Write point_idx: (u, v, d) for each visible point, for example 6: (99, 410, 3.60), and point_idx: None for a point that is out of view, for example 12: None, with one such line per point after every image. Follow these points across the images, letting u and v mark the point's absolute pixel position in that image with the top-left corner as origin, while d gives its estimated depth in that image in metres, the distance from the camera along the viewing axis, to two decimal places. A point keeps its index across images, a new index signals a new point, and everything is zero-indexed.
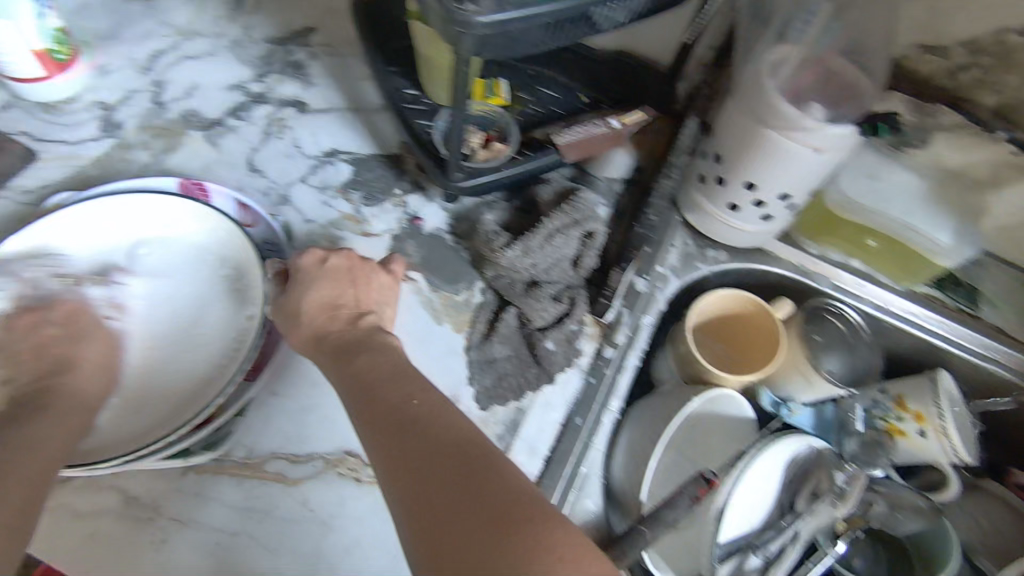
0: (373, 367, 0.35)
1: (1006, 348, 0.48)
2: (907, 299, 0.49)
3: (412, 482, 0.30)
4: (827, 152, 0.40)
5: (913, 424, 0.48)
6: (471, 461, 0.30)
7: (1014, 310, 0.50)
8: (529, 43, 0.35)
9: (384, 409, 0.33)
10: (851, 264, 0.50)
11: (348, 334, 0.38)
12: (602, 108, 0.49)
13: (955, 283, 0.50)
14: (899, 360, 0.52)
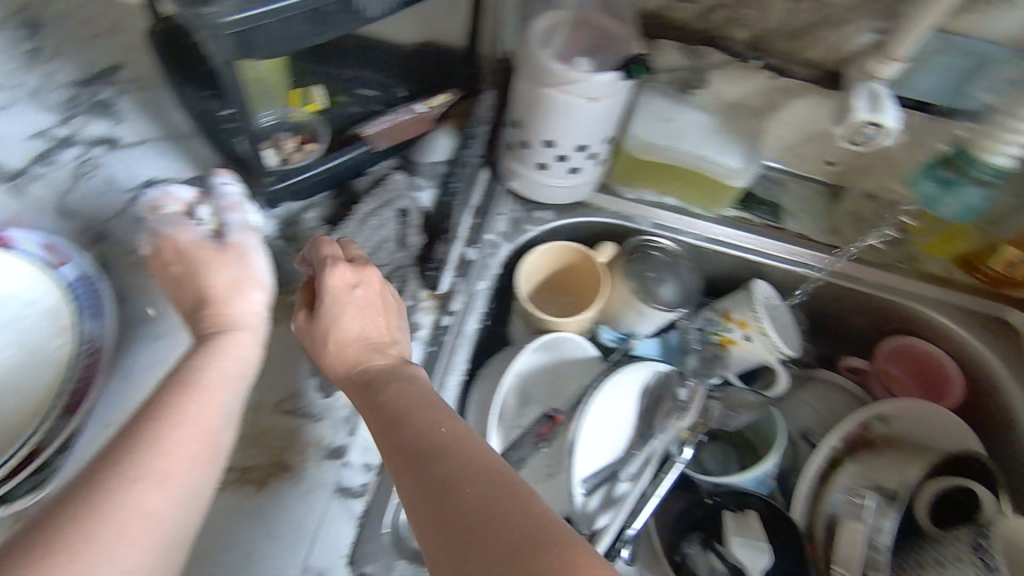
0: (400, 397, 0.38)
1: (812, 252, 0.55)
2: (718, 223, 0.56)
3: (444, 511, 0.30)
4: (602, 98, 0.44)
5: (739, 331, 0.52)
6: (493, 487, 0.30)
7: (812, 218, 0.56)
8: (290, 38, 0.37)
9: (411, 436, 0.35)
10: (665, 202, 0.56)
11: (382, 365, 0.41)
12: (413, 96, 0.52)
13: (758, 203, 0.56)
14: (723, 281, 0.58)
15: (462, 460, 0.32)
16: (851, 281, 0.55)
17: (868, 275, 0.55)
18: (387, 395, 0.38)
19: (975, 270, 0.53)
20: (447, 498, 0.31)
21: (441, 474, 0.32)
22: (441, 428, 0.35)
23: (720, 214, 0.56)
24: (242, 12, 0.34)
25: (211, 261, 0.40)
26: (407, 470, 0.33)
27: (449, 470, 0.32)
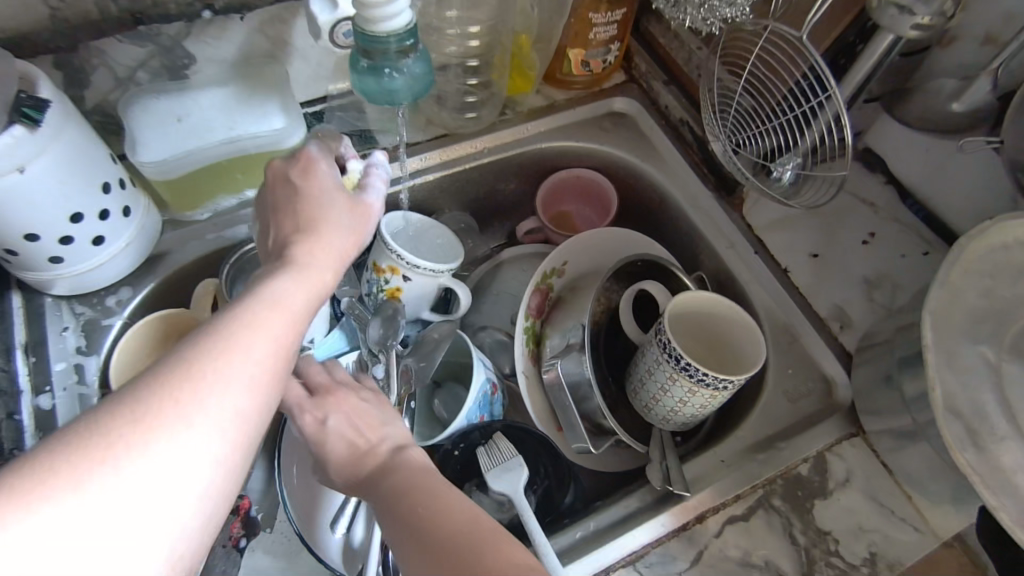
0: (407, 478, 0.46)
1: (509, 153, 0.76)
2: (438, 161, 0.73)
3: (419, 539, 0.41)
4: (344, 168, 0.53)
5: (394, 276, 0.66)
6: (475, 550, 0.39)
7: (504, 135, 0.76)
8: None
9: (410, 514, 0.42)
10: (395, 165, 0.72)
11: (372, 467, 0.49)
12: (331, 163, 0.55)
13: (462, 134, 0.75)
14: (464, 196, 0.77)
15: (438, 504, 0.43)
16: (538, 151, 0.77)
17: (512, 139, 0.76)
18: (390, 476, 0.47)
19: (564, 88, 0.79)
20: (424, 530, 0.41)
21: (420, 511, 0.42)
22: (426, 479, 0.46)
23: (439, 159, 0.73)
24: None
25: (352, 206, 0.48)
26: (404, 513, 0.43)
27: (427, 515, 0.42)
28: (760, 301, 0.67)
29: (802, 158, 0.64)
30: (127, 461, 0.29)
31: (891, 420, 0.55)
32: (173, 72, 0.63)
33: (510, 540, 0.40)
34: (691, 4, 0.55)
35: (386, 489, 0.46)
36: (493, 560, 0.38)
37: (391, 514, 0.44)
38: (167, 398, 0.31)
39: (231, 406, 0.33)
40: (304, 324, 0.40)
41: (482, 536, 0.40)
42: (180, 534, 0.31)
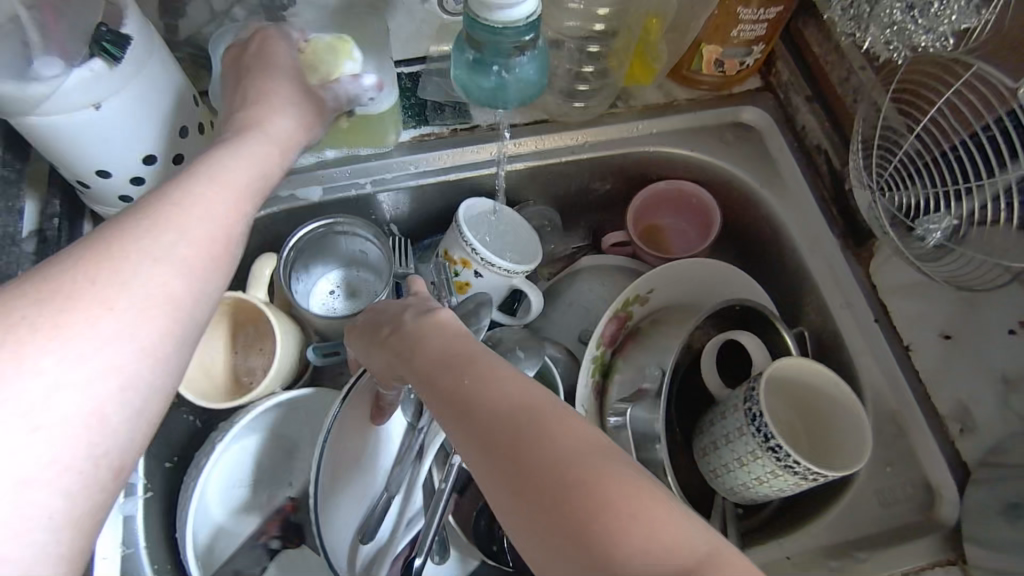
0: (443, 338, 0.40)
1: (612, 150, 0.68)
2: (533, 148, 0.66)
3: (451, 401, 0.35)
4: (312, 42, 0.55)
5: (465, 270, 0.61)
6: (535, 432, 0.32)
7: (610, 129, 0.68)
8: None
9: (447, 383, 0.36)
10: (487, 147, 0.65)
11: (402, 330, 0.42)
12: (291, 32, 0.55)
13: (564, 122, 0.67)
14: (553, 190, 0.71)
15: (468, 362, 0.37)
16: (646, 153, 0.69)
17: (618, 136, 0.68)
18: (426, 339, 0.40)
19: (689, 86, 0.69)
20: (454, 396, 0.35)
21: (455, 370, 0.36)
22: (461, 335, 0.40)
23: (536, 146, 0.66)
24: None
25: (290, 85, 0.51)
26: (435, 374, 0.37)
27: (460, 376, 0.36)
28: (869, 379, 0.58)
29: (957, 222, 0.52)
30: (45, 340, 0.31)
31: (1005, 563, 0.46)
32: (270, 12, 0.59)
33: (559, 412, 0.33)
34: (877, 22, 0.44)
35: (408, 342, 0.41)
36: (554, 452, 0.31)
37: (421, 373, 0.38)
38: (74, 282, 0.32)
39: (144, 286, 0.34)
40: (248, 203, 0.42)
41: (538, 421, 0.32)
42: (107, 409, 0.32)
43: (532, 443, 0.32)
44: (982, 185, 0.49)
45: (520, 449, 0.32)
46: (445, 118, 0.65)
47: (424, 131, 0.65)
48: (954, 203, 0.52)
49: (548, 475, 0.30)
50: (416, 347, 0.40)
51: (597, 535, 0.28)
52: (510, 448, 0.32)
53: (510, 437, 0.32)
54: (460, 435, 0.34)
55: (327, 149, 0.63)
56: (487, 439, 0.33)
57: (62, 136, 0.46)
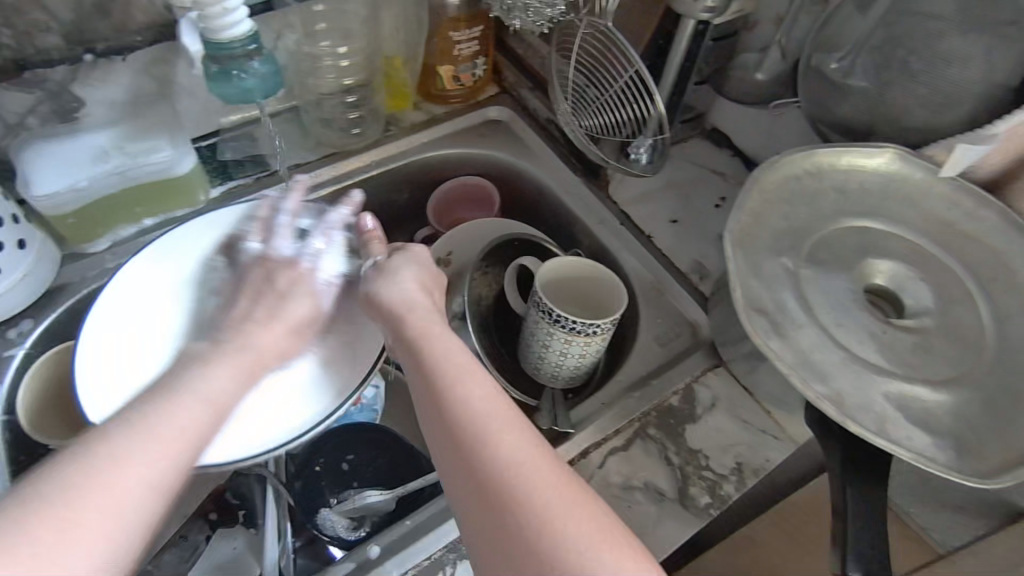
0: (474, 384, 0.44)
1: (392, 163, 0.83)
2: (320, 172, 0.79)
3: (451, 436, 0.42)
4: (104, 131, 0.67)
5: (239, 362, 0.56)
6: (522, 502, 0.39)
7: (387, 146, 0.83)
8: (232, 58, 0.54)
9: (455, 421, 0.43)
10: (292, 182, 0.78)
11: (446, 361, 0.46)
12: (100, 128, 0.67)
13: (346, 151, 0.81)
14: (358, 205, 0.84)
15: (484, 422, 0.42)
16: (425, 156, 0.84)
17: (398, 151, 0.83)
18: (446, 371, 0.45)
19: (443, 103, 0.87)
20: (490, 462, 0.41)
21: (471, 429, 0.42)
22: (482, 383, 0.45)
23: (330, 173, 0.80)
24: (227, 51, 0.54)
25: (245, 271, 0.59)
26: (447, 411, 0.43)
27: (457, 412, 0.43)
28: (630, 267, 0.75)
29: (652, 138, 0.72)
30: (77, 508, 0.36)
31: (739, 347, 0.63)
32: (62, 115, 0.67)
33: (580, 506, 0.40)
34: (518, 8, 0.64)
35: (434, 379, 0.45)
36: (534, 542, 0.38)
37: (435, 412, 0.44)
38: (80, 479, 0.37)
39: (190, 432, 0.42)
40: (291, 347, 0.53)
41: (526, 509, 0.39)
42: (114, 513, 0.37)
43: (537, 513, 0.39)
44: (649, 118, 0.71)
45: (549, 535, 0.38)
46: (246, 170, 0.77)
47: (231, 184, 0.77)
48: (644, 128, 0.73)
49: (548, 556, 0.37)
50: (422, 380, 0.46)
51: None
52: (528, 528, 0.38)
53: (518, 502, 0.39)
54: (469, 494, 0.40)
55: (145, 219, 0.71)
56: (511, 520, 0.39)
57: None
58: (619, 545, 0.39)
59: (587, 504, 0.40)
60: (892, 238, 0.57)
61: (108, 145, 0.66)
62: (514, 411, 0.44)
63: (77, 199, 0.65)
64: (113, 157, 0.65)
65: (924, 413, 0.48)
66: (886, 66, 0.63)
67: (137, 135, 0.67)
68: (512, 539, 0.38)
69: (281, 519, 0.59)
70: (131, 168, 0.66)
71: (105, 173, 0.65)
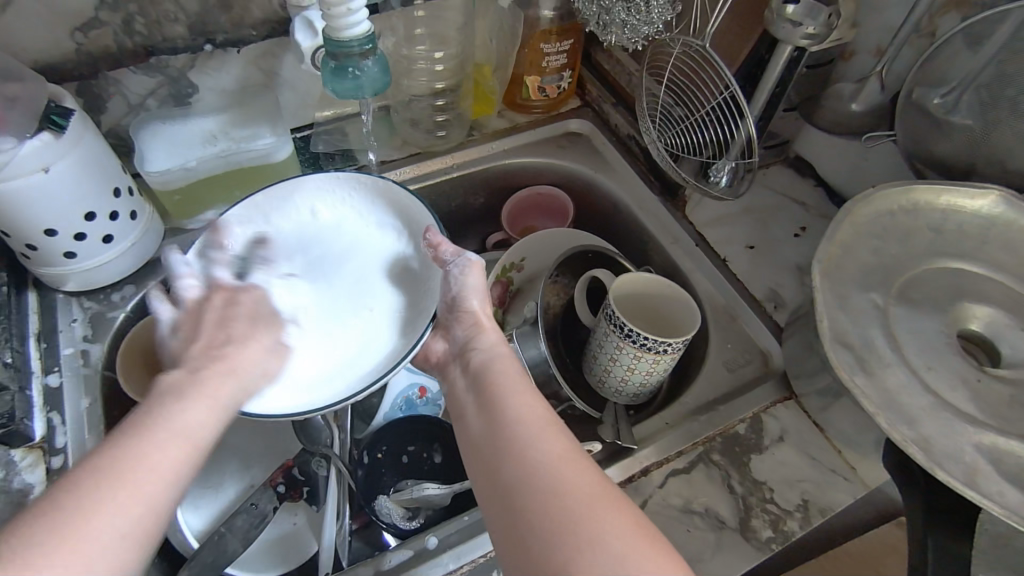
0: (529, 402, 0.46)
1: (472, 167, 0.85)
2: (402, 168, 0.82)
3: (494, 440, 0.43)
4: (209, 120, 0.71)
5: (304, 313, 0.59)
6: (563, 497, 0.38)
7: (467, 150, 0.85)
8: (349, 58, 0.59)
9: (501, 428, 0.44)
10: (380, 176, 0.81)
11: (506, 383, 0.48)
12: (207, 117, 0.71)
13: (429, 153, 0.84)
14: (437, 204, 0.86)
15: (530, 434, 0.43)
16: (504, 162, 0.86)
17: (478, 156, 0.85)
18: (501, 391, 0.47)
19: (525, 112, 0.88)
20: (523, 459, 0.41)
21: (513, 437, 0.43)
22: (536, 404, 0.46)
23: (413, 170, 0.83)
24: (344, 53, 0.59)
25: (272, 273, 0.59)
26: (497, 418, 0.45)
27: (507, 418, 0.44)
28: (702, 289, 0.74)
29: (734, 161, 0.72)
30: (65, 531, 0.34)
31: (813, 381, 0.61)
32: (178, 100, 0.73)
33: (614, 500, 0.39)
34: (616, 24, 0.65)
35: (492, 393, 0.47)
36: (564, 531, 0.37)
37: (486, 422, 0.45)
38: (138, 436, 0.39)
39: (164, 471, 0.38)
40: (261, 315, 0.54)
41: (569, 499, 0.38)
42: (75, 539, 0.34)
43: (572, 508, 0.38)
44: (733, 140, 0.70)
45: (583, 528, 0.37)
46: (336, 163, 0.81)
47: (320, 176, 0.81)
48: (727, 151, 0.72)
49: (578, 544, 0.36)
50: (479, 398, 0.48)
51: None
52: (569, 519, 0.37)
53: (550, 498, 0.38)
54: (500, 495, 0.40)
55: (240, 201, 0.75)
56: (541, 515, 0.38)
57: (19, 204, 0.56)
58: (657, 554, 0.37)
59: (629, 510, 0.39)
60: (990, 283, 0.54)
61: (213, 132, 0.71)
62: (561, 427, 0.44)
63: (181, 177, 0.69)
64: (216, 144, 0.70)
65: (1018, 470, 0.45)
66: (995, 106, 0.61)
67: (241, 125, 0.72)
68: (541, 528, 0.37)
69: (342, 500, 0.60)
70: (232, 154, 0.70)
71: (207, 157, 0.69)
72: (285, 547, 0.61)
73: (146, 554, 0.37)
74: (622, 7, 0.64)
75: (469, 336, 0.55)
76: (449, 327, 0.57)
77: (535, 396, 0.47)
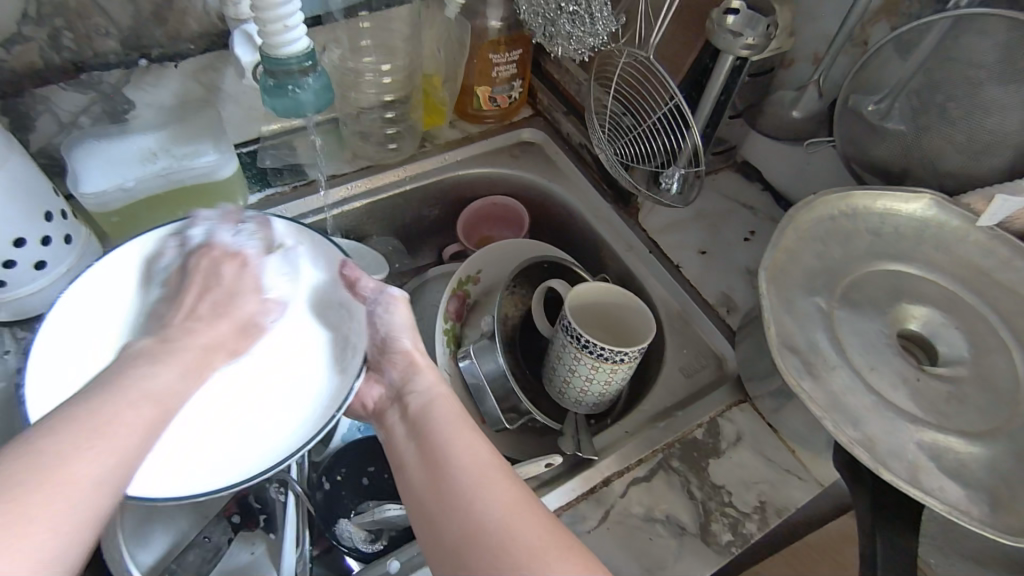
0: (472, 445, 0.45)
1: (425, 179, 0.84)
2: (354, 182, 0.81)
3: (440, 493, 0.43)
4: (148, 137, 0.68)
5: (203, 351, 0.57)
6: (516, 553, 0.38)
7: (419, 162, 0.84)
8: (290, 75, 0.58)
9: (444, 479, 0.43)
10: (331, 192, 0.80)
11: (444, 427, 0.47)
12: (145, 133, 0.69)
13: (381, 166, 0.83)
14: (391, 217, 0.85)
15: (473, 484, 0.42)
16: (458, 173, 0.85)
17: (432, 168, 0.85)
18: (441, 436, 0.47)
19: (477, 122, 0.88)
20: (469, 511, 0.41)
21: (460, 490, 0.42)
22: (480, 446, 0.45)
23: (365, 185, 0.81)
24: (284, 70, 0.57)
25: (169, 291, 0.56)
26: (441, 468, 0.44)
27: (450, 467, 0.44)
28: (657, 295, 0.75)
29: (684, 169, 0.73)
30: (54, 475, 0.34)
31: (766, 384, 0.63)
32: (113, 117, 0.70)
33: (561, 547, 0.39)
34: (562, 36, 0.66)
35: (434, 439, 0.47)
36: None
37: (428, 472, 0.44)
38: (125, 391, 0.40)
39: (146, 424, 0.39)
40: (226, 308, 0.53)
41: (523, 556, 0.38)
42: (65, 482, 0.34)
43: (523, 563, 0.38)
44: (682, 148, 0.71)
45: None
46: (284, 178, 0.80)
47: (268, 192, 0.78)
48: (676, 158, 0.73)
49: None
50: (419, 443, 0.47)
51: None
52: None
53: (501, 554, 0.39)
54: (449, 551, 0.40)
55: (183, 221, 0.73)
56: (493, 572, 0.38)
57: None
58: None
59: (581, 557, 0.40)
60: (926, 283, 0.57)
61: (152, 149, 0.68)
62: (506, 471, 0.44)
63: (120, 198, 0.67)
64: (156, 162, 0.67)
65: (957, 465, 0.47)
66: (924, 112, 0.64)
67: (181, 141, 0.69)
68: None
69: (300, 525, 0.58)
70: (173, 172, 0.68)
71: (145, 176, 0.67)
72: None
73: (115, 507, 0.37)
74: (567, 19, 0.64)
75: (404, 378, 0.54)
76: (381, 368, 0.56)
77: (476, 437, 0.46)
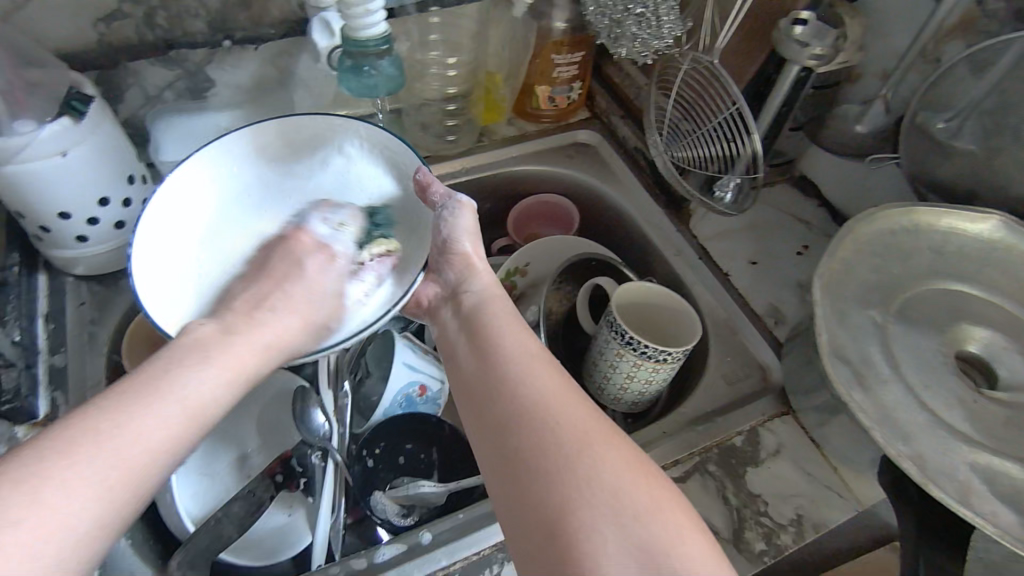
0: (524, 346, 0.47)
1: (481, 172, 0.86)
2: None
3: (489, 391, 0.44)
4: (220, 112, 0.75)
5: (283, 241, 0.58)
6: (558, 443, 0.39)
7: (475, 155, 0.86)
8: (365, 58, 0.61)
9: (494, 377, 0.45)
10: None
11: (495, 328, 0.49)
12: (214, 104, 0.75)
13: (439, 156, 0.85)
14: None
15: (524, 384, 0.43)
16: (513, 168, 0.87)
17: (487, 162, 0.86)
18: (495, 336, 0.48)
19: (535, 121, 0.89)
20: (515, 401, 0.42)
21: (509, 387, 0.43)
22: (533, 349, 0.46)
23: (422, 175, 0.83)
24: (360, 53, 0.60)
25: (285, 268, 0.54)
26: (492, 366, 0.46)
27: (501, 364, 0.45)
28: (703, 301, 0.75)
29: (739, 179, 0.73)
30: (72, 462, 0.35)
31: (810, 396, 0.62)
32: (193, 93, 0.74)
33: (610, 437, 0.40)
34: (626, 37, 0.66)
35: (489, 336, 0.48)
36: (555, 475, 0.38)
37: (479, 373, 0.46)
38: (135, 402, 0.39)
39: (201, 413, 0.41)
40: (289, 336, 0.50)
41: (566, 445, 0.39)
42: (105, 464, 0.36)
43: (566, 454, 0.39)
44: (739, 158, 0.71)
45: (578, 469, 0.38)
46: None
47: None
48: (733, 167, 0.73)
49: (569, 487, 0.37)
50: (472, 345, 0.49)
51: (556, 523, 0.36)
52: (563, 465, 0.38)
53: (547, 442, 0.39)
54: (493, 443, 0.42)
55: None
56: (533, 462, 0.39)
57: (37, 185, 0.57)
58: (659, 497, 0.38)
59: (629, 453, 0.40)
60: (989, 306, 0.55)
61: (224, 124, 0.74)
62: (553, 367, 0.45)
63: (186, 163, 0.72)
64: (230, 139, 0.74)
65: (1012, 491, 0.46)
66: (997, 132, 0.62)
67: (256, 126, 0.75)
68: (536, 472, 0.38)
69: (337, 494, 0.60)
70: None
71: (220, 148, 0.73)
72: (277, 541, 0.60)
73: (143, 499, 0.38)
74: (633, 21, 0.64)
75: (460, 278, 0.56)
76: (438, 268, 0.58)
77: (525, 338, 0.48)
